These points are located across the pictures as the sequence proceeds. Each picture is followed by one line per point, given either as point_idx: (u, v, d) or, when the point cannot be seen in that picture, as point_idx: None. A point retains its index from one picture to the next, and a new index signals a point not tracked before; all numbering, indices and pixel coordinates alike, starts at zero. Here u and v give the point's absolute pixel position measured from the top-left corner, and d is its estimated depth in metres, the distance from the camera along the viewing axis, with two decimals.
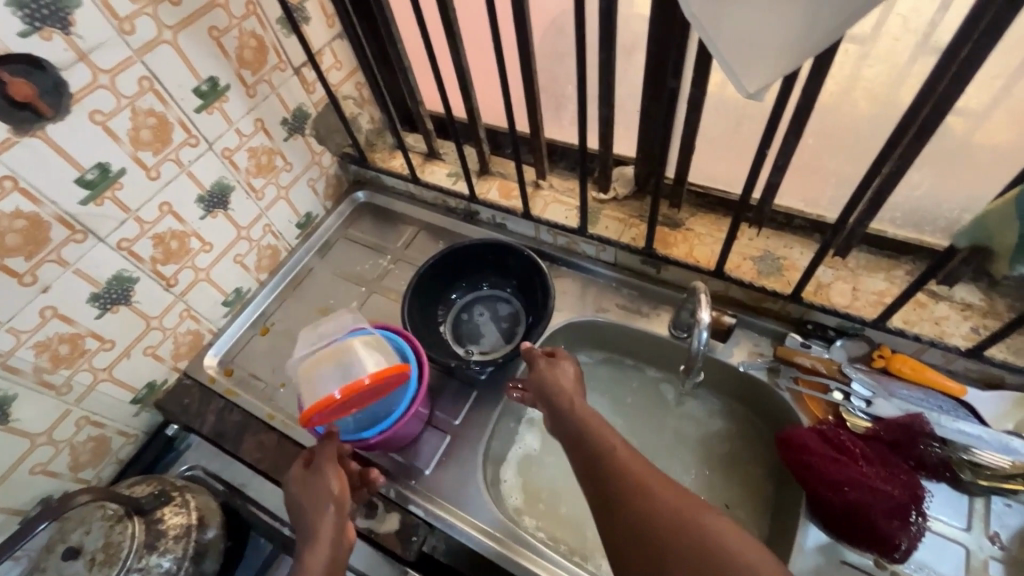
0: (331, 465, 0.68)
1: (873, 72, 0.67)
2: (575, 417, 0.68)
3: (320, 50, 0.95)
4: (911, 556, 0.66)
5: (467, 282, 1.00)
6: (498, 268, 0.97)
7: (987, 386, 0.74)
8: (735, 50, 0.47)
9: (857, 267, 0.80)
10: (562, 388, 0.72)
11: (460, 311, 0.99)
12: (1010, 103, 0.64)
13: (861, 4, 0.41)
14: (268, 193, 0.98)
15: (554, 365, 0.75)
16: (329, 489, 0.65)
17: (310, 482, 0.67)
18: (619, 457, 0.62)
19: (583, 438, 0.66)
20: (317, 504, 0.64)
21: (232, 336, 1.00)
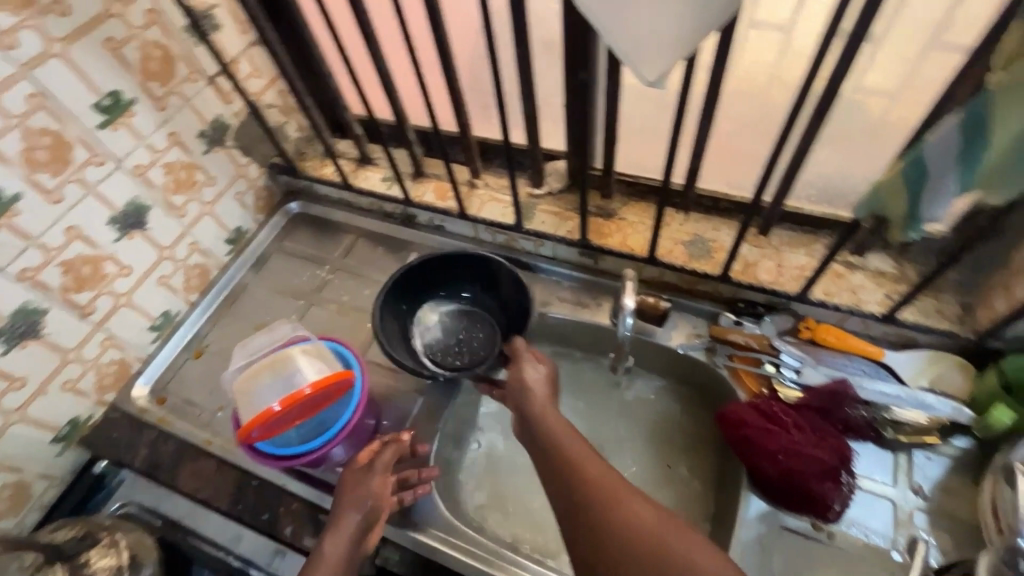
0: (378, 469, 0.72)
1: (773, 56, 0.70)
2: (544, 434, 0.68)
3: (234, 59, 0.92)
4: (842, 514, 0.70)
5: (447, 291, 0.95)
6: (469, 274, 0.93)
7: (903, 347, 0.78)
8: (632, 40, 0.48)
9: (780, 244, 0.84)
10: (535, 391, 0.72)
11: (429, 322, 0.92)
12: (912, 82, 0.64)
13: None
14: (191, 210, 0.94)
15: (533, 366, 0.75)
16: (369, 490, 0.70)
17: (357, 477, 0.72)
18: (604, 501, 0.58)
19: (555, 459, 0.65)
20: (350, 503, 0.69)
21: (164, 362, 0.95)
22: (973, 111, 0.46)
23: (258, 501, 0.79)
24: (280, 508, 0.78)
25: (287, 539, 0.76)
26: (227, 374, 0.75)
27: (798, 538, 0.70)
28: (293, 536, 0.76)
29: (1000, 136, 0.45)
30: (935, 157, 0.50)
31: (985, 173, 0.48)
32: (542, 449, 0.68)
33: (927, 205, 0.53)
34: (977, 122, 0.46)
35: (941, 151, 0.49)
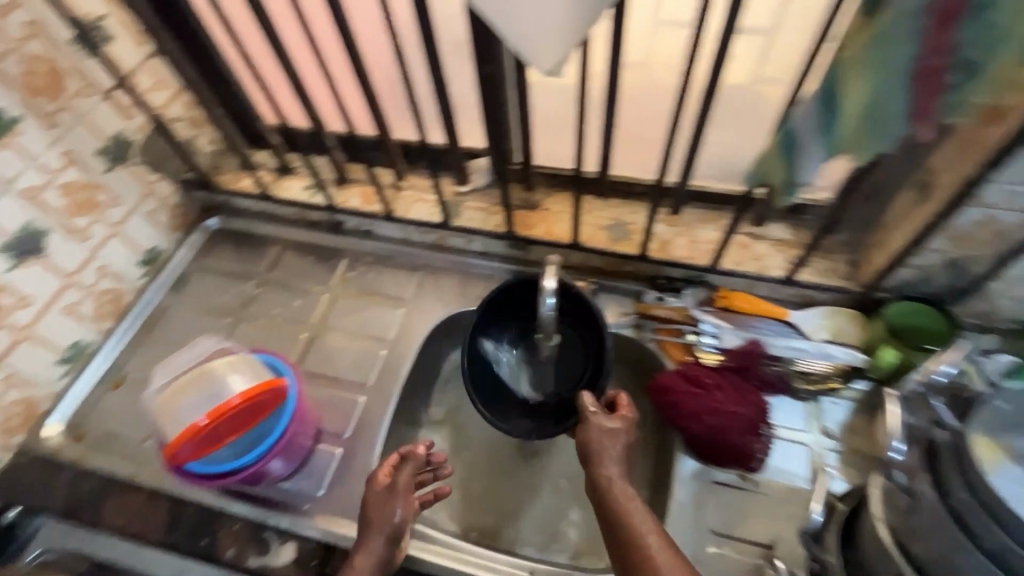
0: (405, 488, 0.67)
1: (661, 45, 0.77)
2: (585, 449, 0.67)
3: (132, 71, 0.88)
4: (765, 463, 0.75)
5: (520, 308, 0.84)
6: (510, 312, 0.84)
7: (805, 305, 0.85)
8: (525, 31, 0.51)
9: (691, 221, 0.90)
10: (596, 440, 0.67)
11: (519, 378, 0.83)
12: (776, 65, 0.73)
13: None
14: (96, 233, 0.88)
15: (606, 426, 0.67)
16: (396, 508, 0.66)
17: (382, 499, 0.67)
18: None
19: (602, 501, 0.63)
20: (375, 528, 0.66)
21: (78, 397, 0.89)
22: (829, 85, 0.53)
23: (196, 526, 0.76)
24: (220, 531, 0.75)
25: (230, 562, 0.73)
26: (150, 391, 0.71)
27: (729, 490, 0.75)
28: (236, 558, 0.74)
29: (850, 105, 0.52)
30: (803, 128, 0.56)
31: (842, 140, 0.55)
32: (615, 534, 0.60)
33: (801, 170, 0.59)
34: (831, 95, 0.53)
35: (806, 126, 0.56)
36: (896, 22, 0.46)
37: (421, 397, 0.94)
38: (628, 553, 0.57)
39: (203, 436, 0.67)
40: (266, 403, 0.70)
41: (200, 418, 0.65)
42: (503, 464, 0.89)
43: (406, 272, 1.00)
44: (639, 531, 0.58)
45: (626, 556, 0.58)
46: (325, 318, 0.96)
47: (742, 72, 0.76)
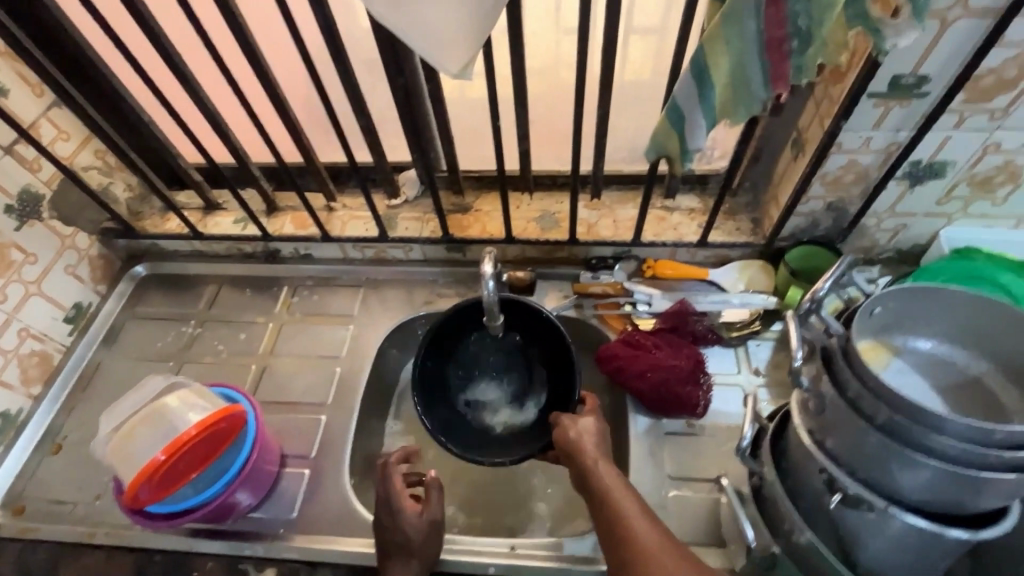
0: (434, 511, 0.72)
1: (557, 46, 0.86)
2: (568, 445, 0.70)
3: (33, 124, 0.85)
4: (708, 407, 0.83)
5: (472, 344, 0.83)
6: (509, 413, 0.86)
7: (721, 263, 0.95)
8: (430, 41, 0.55)
9: (611, 203, 0.98)
10: (582, 443, 0.69)
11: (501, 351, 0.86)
12: (661, 51, 0.86)
13: None
14: (12, 293, 0.85)
15: (577, 421, 0.72)
16: (425, 526, 0.71)
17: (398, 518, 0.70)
18: (647, 555, 0.56)
19: (592, 489, 0.65)
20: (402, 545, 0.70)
21: (14, 469, 0.85)
22: (699, 59, 0.60)
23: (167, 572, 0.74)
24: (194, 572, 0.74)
25: None
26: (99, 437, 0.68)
27: (679, 438, 0.82)
28: None
29: (718, 75, 0.60)
30: (684, 100, 0.63)
31: (718, 107, 0.62)
32: (601, 511, 0.62)
33: (691, 138, 0.65)
34: (701, 68, 0.60)
35: (688, 96, 0.62)
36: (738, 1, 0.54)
37: (382, 408, 0.95)
38: (616, 532, 0.59)
39: (162, 473, 0.64)
40: (225, 428, 0.69)
41: (157, 454, 0.63)
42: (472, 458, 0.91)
43: (350, 289, 1.02)
44: (620, 507, 0.61)
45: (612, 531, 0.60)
46: (273, 346, 0.96)
47: (629, 66, 0.88)
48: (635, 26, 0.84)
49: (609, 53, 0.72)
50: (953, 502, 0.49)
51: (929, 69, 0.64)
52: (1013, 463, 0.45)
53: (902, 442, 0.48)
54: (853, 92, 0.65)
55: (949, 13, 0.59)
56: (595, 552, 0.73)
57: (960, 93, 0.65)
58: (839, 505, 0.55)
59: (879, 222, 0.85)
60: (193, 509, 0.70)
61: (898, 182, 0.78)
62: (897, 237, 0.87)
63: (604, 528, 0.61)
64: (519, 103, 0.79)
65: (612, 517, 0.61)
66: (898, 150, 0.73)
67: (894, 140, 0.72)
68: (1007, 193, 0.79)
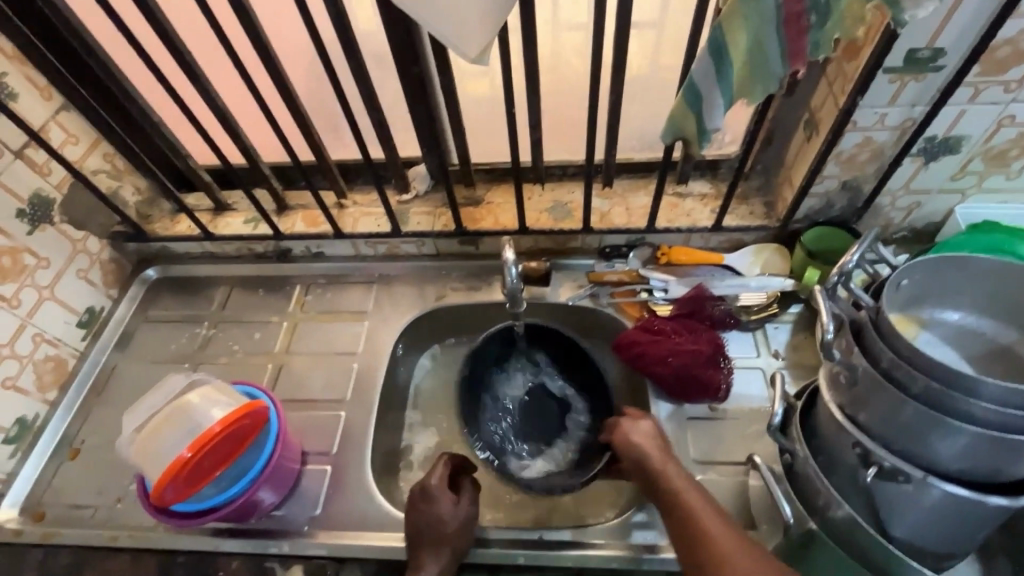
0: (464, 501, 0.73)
1: (565, 34, 0.86)
2: (628, 445, 0.70)
3: (42, 127, 0.85)
4: (730, 391, 0.83)
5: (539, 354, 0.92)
6: (556, 414, 0.92)
7: (735, 248, 0.95)
8: (449, 24, 0.55)
9: (623, 191, 0.98)
10: (646, 446, 0.68)
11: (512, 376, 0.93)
12: (670, 36, 0.86)
13: None
14: (26, 298, 0.84)
15: (636, 423, 0.71)
16: (455, 518, 0.71)
17: (433, 516, 0.70)
18: (725, 555, 0.56)
19: (662, 490, 0.65)
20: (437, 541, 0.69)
21: (32, 476, 0.84)
22: (716, 37, 0.60)
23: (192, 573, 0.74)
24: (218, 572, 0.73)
25: None
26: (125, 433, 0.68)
27: (703, 422, 0.81)
28: None
29: (736, 52, 0.60)
30: (702, 79, 0.63)
31: (735, 85, 0.62)
32: (669, 512, 0.63)
33: (708, 118, 0.65)
34: (719, 46, 0.60)
35: (706, 75, 0.62)
36: None
37: (400, 404, 0.95)
38: (689, 528, 0.60)
39: (189, 471, 0.64)
40: (249, 424, 0.68)
41: (184, 451, 0.62)
42: None
43: (364, 286, 1.01)
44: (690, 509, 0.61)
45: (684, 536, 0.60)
46: (289, 345, 0.95)
47: (637, 52, 0.88)
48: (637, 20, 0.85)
49: (622, 37, 0.72)
50: (991, 469, 0.49)
51: (945, 41, 0.64)
52: None
53: (941, 410, 0.48)
54: (870, 67, 0.65)
55: None
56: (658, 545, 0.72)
57: (975, 65, 0.65)
58: (874, 479, 0.54)
59: (894, 200, 0.85)
60: (217, 507, 0.69)
61: (913, 159, 0.78)
62: (912, 215, 0.88)
63: (675, 526, 0.61)
64: (532, 91, 0.79)
65: (679, 516, 0.61)
66: (913, 125, 0.73)
67: (910, 116, 0.72)
68: (1022, 166, 0.79)
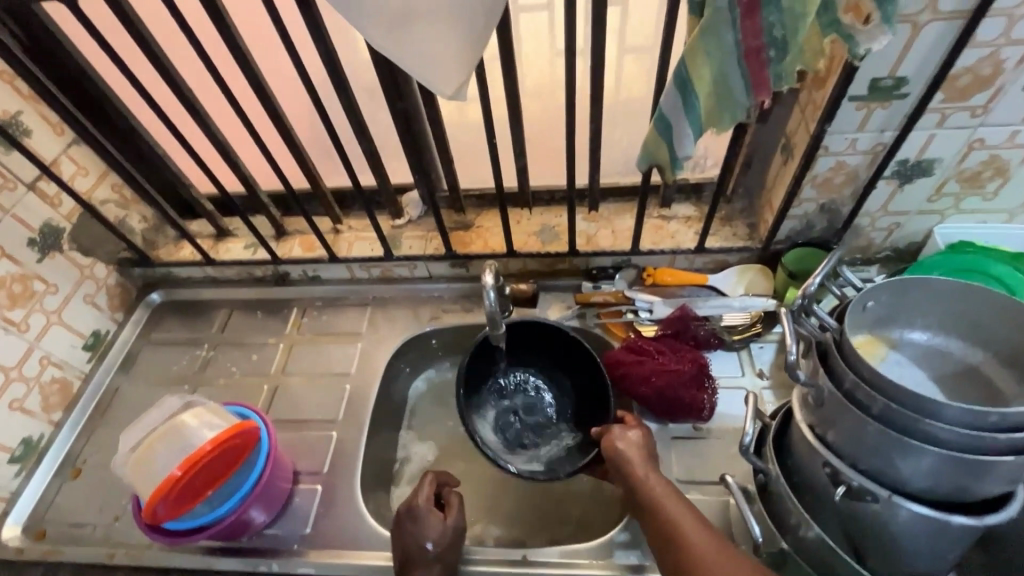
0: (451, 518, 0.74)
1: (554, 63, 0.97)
2: (615, 457, 0.70)
3: (54, 161, 0.90)
4: (714, 411, 0.84)
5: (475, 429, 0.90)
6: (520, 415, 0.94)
7: (720, 268, 0.97)
8: (426, 65, 0.58)
9: (609, 214, 1.00)
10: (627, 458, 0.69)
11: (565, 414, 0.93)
12: None
13: (492, 9, 0.55)
14: (34, 322, 0.88)
15: (626, 432, 0.72)
16: (443, 535, 0.72)
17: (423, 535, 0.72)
18: (702, 559, 0.57)
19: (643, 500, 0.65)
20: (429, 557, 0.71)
21: (36, 494, 0.87)
22: (681, 71, 0.63)
23: None
24: None
25: None
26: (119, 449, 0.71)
27: (686, 441, 0.82)
28: None
29: (701, 86, 0.62)
30: (671, 112, 0.66)
31: (703, 116, 0.65)
32: (655, 520, 0.63)
33: (679, 146, 0.68)
34: (684, 79, 0.63)
35: (673, 106, 0.65)
36: (715, 14, 0.57)
37: (393, 424, 0.97)
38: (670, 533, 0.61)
39: (178, 489, 0.66)
40: (239, 444, 0.71)
41: (174, 470, 0.65)
42: (481, 470, 0.92)
43: (359, 308, 1.04)
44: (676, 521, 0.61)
45: (671, 549, 0.60)
46: (285, 366, 0.98)
47: None
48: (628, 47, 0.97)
49: (598, 69, 0.75)
50: (957, 489, 0.50)
51: (907, 70, 0.66)
52: (1010, 447, 0.46)
53: (901, 430, 0.49)
54: (833, 97, 0.67)
55: (920, 17, 0.61)
56: (642, 562, 0.73)
57: (939, 92, 0.67)
58: (844, 498, 0.55)
59: (873, 222, 0.87)
60: (206, 527, 0.71)
61: (887, 181, 0.80)
62: (893, 236, 0.89)
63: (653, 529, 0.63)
64: (514, 121, 0.83)
65: (664, 526, 0.62)
66: (884, 150, 0.75)
67: (880, 140, 0.74)
68: (997, 188, 0.80)
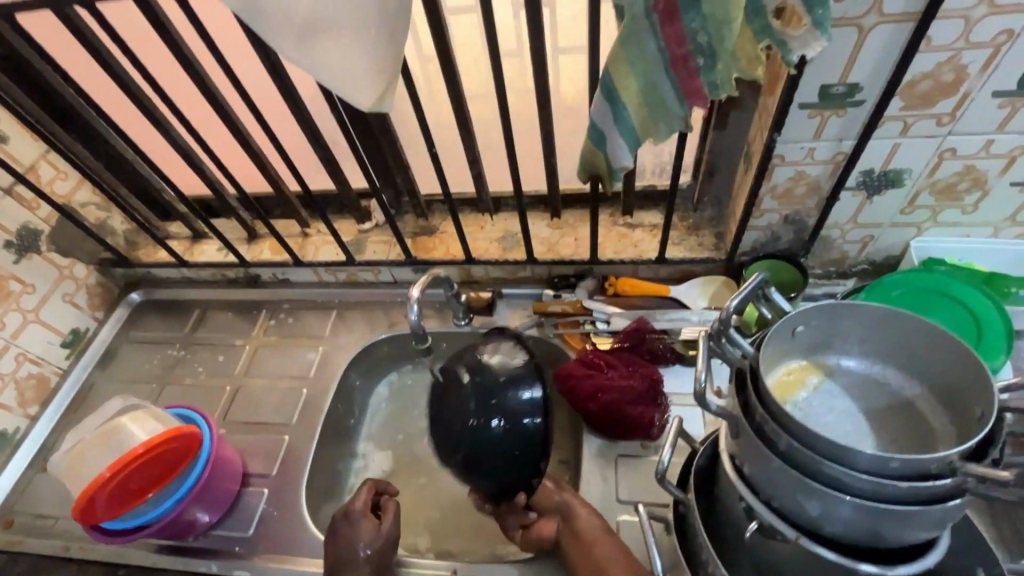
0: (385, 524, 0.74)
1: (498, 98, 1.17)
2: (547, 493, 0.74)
3: (31, 166, 0.93)
4: (664, 429, 0.81)
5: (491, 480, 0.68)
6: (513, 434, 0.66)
7: (684, 279, 0.93)
8: (341, 79, 0.57)
9: (573, 221, 0.98)
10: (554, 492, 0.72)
11: (504, 374, 0.67)
12: None
13: (398, 14, 0.55)
14: (10, 321, 0.92)
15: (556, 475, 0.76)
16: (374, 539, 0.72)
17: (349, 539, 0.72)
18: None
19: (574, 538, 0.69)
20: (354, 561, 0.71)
21: (9, 484, 0.92)
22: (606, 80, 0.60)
23: None
24: None
25: None
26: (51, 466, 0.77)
27: (633, 460, 0.80)
28: None
29: (628, 95, 0.59)
30: (602, 121, 0.63)
31: (636, 126, 0.62)
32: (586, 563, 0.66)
33: (616, 156, 0.65)
34: (610, 88, 0.60)
35: (603, 115, 0.62)
36: (634, 22, 0.55)
37: (351, 428, 0.98)
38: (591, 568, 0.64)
39: (110, 489, 0.68)
40: (175, 447, 0.72)
41: (103, 472, 0.66)
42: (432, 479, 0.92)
43: (324, 312, 1.05)
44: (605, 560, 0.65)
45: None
46: (248, 367, 1.00)
47: None
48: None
49: (542, 76, 0.73)
50: (869, 535, 0.46)
51: (859, 76, 0.62)
52: (914, 494, 0.43)
53: (802, 470, 0.46)
54: (780, 105, 0.63)
55: (865, 20, 0.56)
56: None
57: (895, 98, 0.63)
58: (757, 533, 0.53)
59: (843, 234, 0.82)
60: (146, 526, 0.73)
61: (853, 193, 0.75)
62: (867, 249, 0.84)
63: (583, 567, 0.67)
64: (464, 128, 0.81)
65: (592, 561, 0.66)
66: (845, 160, 0.71)
67: (840, 150, 0.70)
68: (977, 200, 0.74)
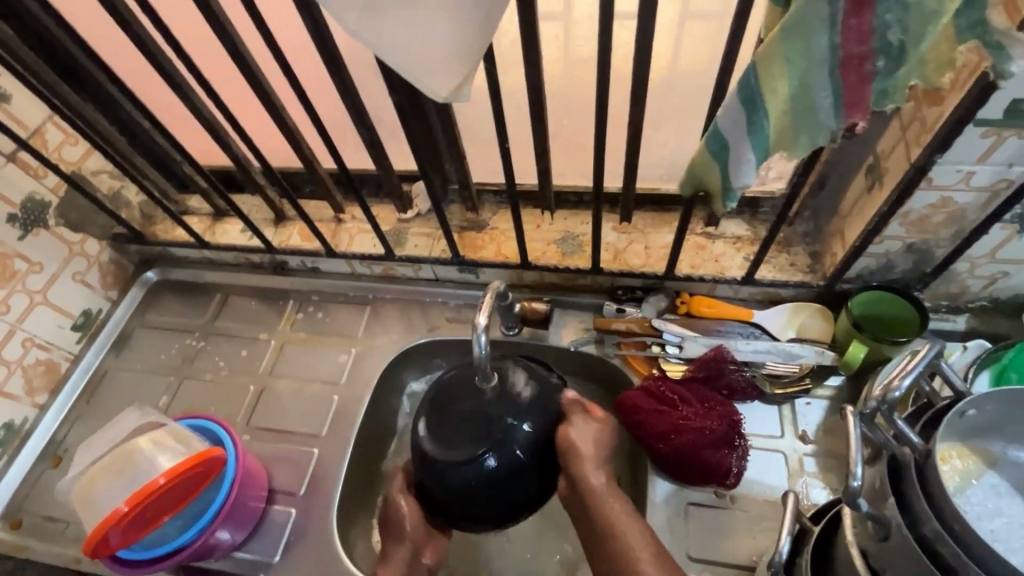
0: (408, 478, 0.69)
1: None
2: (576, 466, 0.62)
3: (38, 129, 0.82)
4: (742, 477, 0.71)
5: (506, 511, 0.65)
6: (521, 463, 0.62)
7: (770, 303, 0.82)
8: (413, 61, 0.45)
9: (644, 227, 0.87)
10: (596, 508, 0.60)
11: (511, 407, 0.63)
12: None
13: None
14: (15, 304, 0.83)
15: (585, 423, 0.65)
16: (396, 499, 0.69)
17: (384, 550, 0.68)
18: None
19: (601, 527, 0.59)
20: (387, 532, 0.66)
21: (15, 480, 0.86)
22: (745, 83, 0.47)
23: None
24: None
25: None
26: (64, 481, 0.69)
27: (707, 510, 0.71)
28: None
29: (774, 102, 0.47)
30: (729, 128, 0.50)
31: (772, 137, 0.49)
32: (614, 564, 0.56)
33: (735, 172, 0.53)
34: (751, 92, 0.47)
35: (732, 123, 0.50)
36: (808, 9, 0.42)
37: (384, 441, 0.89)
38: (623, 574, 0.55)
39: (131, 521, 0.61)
40: (198, 474, 0.64)
41: (121, 505, 0.59)
42: None
43: (357, 308, 0.95)
44: None
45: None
46: (273, 366, 0.91)
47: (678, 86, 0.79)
48: (691, 9, 0.79)
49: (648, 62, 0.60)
50: None
51: None
52: None
53: None
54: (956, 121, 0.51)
55: None
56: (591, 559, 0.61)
57: None
58: None
59: (972, 268, 0.70)
60: (172, 554, 0.67)
61: (1004, 226, 0.62)
62: (995, 286, 0.72)
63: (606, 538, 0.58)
64: (540, 119, 0.68)
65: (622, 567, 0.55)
66: (1008, 188, 0.58)
67: (1004, 176, 0.57)
68: None
